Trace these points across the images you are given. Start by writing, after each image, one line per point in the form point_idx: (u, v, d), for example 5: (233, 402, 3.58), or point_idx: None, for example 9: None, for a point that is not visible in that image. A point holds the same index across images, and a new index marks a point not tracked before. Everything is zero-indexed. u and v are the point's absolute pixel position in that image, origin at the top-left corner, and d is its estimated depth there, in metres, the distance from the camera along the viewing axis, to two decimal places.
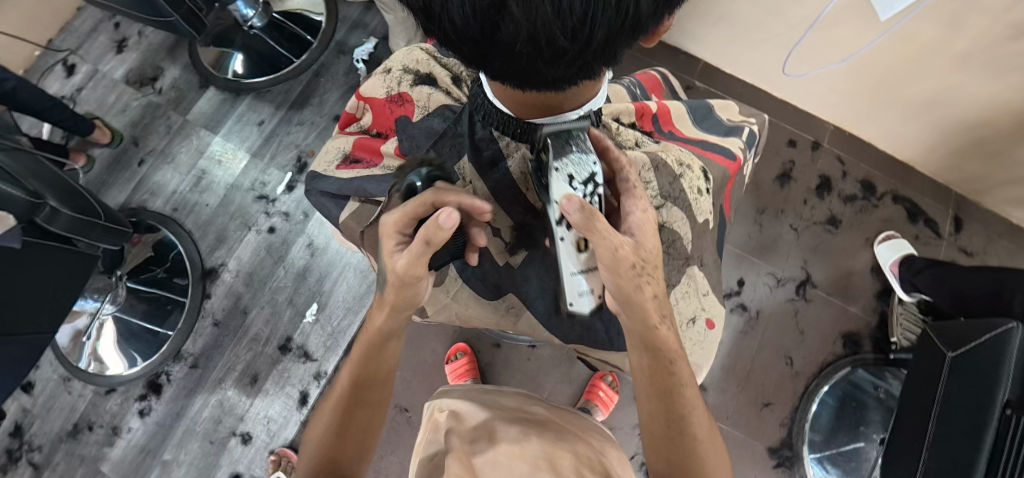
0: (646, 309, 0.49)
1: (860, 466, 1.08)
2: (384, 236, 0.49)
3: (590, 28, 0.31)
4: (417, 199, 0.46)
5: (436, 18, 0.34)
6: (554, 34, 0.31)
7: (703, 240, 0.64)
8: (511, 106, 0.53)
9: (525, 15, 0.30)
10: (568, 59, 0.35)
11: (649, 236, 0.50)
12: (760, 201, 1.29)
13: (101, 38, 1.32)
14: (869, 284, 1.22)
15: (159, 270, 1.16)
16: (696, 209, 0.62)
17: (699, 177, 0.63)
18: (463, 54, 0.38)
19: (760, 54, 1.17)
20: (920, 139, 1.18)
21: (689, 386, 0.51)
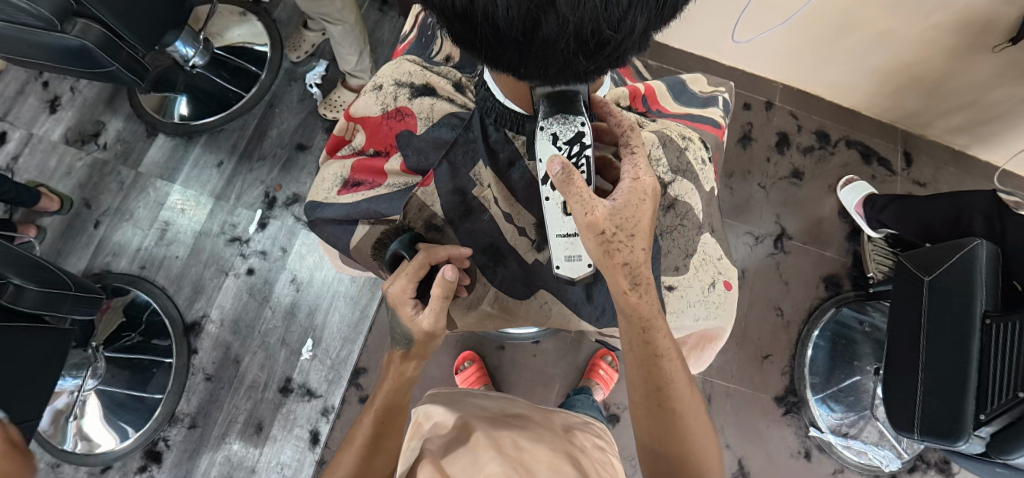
0: (616, 275, 0.50)
1: (860, 399, 1.14)
2: (398, 308, 0.53)
3: (632, 18, 0.32)
4: (415, 263, 0.51)
5: (475, 24, 0.33)
6: (600, 26, 0.32)
7: (712, 208, 0.67)
8: (521, 104, 0.55)
9: (575, 12, 0.30)
10: (608, 51, 0.35)
11: (632, 204, 0.49)
12: (728, 166, 1.34)
13: (30, 100, 1.24)
14: (839, 227, 1.29)
15: (135, 334, 1.11)
16: (703, 179, 0.65)
17: (700, 147, 0.67)
18: (495, 58, 0.38)
19: (706, 25, 1.21)
20: (864, 86, 1.26)
21: (670, 357, 0.52)
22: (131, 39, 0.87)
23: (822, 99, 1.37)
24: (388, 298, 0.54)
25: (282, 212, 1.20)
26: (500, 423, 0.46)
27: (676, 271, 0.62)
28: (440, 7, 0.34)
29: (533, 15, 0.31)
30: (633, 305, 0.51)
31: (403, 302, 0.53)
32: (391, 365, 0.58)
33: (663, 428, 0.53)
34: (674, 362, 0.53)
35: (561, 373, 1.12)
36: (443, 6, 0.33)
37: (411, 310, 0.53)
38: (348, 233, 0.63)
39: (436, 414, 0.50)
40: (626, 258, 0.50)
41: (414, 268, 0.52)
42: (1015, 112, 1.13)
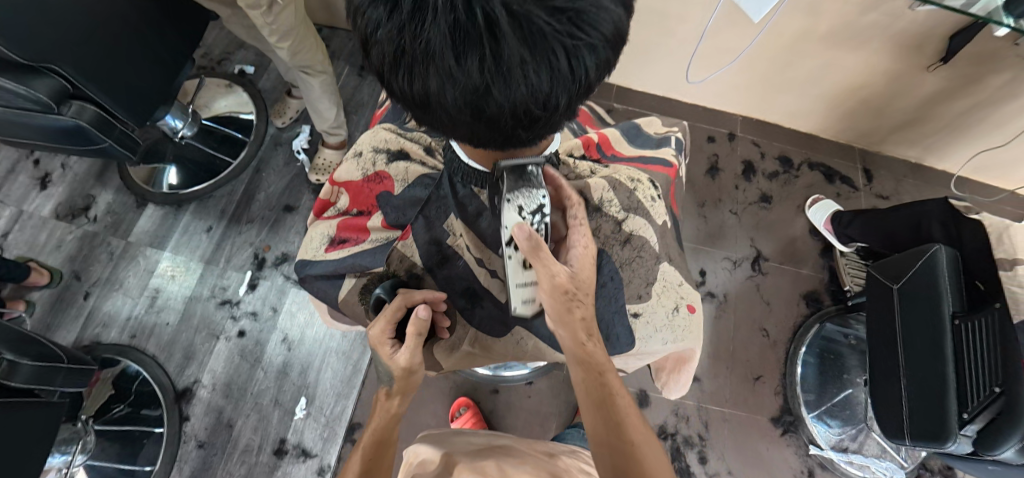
0: (574, 330, 0.55)
1: (855, 412, 1.16)
2: (378, 348, 0.56)
3: (555, 99, 0.39)
4: (392, 305, 0.54)
5: (432, 110, 0.41)
6: (530, 108, 0.39)
7: (667, 239, 0.71)
8: (481, 162, 0.58)
9: (507, 98, 0.37)
10: (543, 123, 0.42)
11: (585, 268, 0.57)
12: (698, 195, 1.40)
13: (22, 178, 1.27)
14: (811, 245, 1.35)
15: (123, 405, 1.10)
16: (654, 214, 0.69)
17: (649, 187, 0.71)
18: (454, 133, 0.45)
19: (662, 69, 1.31)
20: (815, 112, 1.36)
21: (621, 395, 0.55)
22: (124, 117, 0.92)
23: (780, 127, 1.46)
24: (369, 339, 0.56)
25: (272, 272, 1.23)
26: (487, 456, 0.48)
27: (639, 299, 0.66)
28: (403, 98, 0.42)
29: (475, 102, 0.38)
30: (589, 354, 0.56)
31: (382, 344, 0.56)
32: (378, 404, 0.59)
33: (622, 462, 0.50)
34: (620, 393, 0.55)
35: (557, 412, 1.12)
36: (405, 97, 0.41)
37: (392, 351, 0.56)
38: (336, 287, 0.65)
39: (427, 456, 0.52)
40: (583, 314, 0.55)
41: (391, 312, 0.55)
42: (956, 123, 1.23)
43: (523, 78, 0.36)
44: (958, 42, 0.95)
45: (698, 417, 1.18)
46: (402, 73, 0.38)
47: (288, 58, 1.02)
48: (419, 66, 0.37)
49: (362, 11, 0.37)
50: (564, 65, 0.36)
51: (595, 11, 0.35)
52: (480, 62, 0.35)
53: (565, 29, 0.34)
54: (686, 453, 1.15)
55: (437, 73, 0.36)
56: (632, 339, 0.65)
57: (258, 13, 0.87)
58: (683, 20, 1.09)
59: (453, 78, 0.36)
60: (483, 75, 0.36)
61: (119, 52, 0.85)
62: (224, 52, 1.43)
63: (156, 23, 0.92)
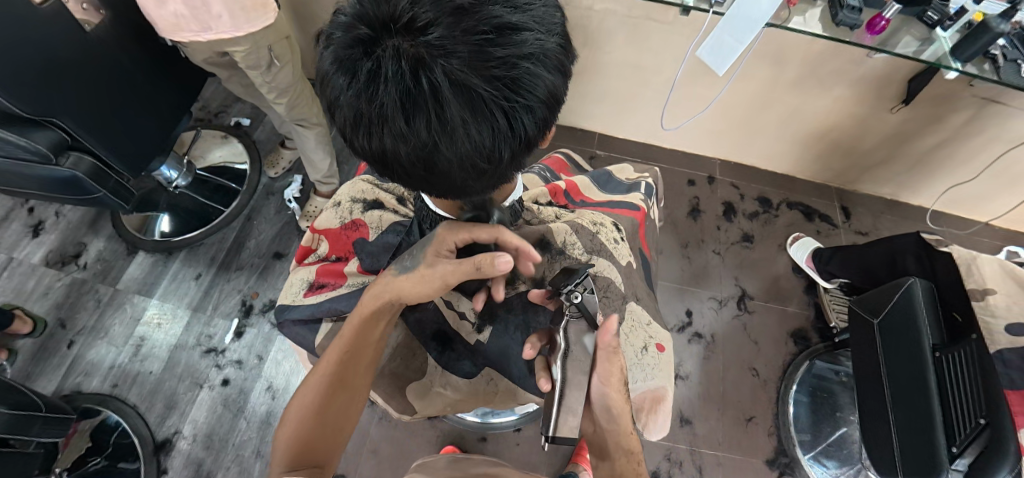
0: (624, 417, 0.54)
1: (851, 452, 1.15)
2: (436, 247, 0.56)
3: (500, 155, 0.41)
4: (484, 228, 0.55)
5: (390, 166, 0.44)
6: (476, 163, 0.41)
7: (633, 279, 0.73)
8: (448, 209, 0.60)
9: (454, 154, 0.40)
10: (494, 177, 0.45)
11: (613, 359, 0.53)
12: (681, 236, 1.43)
13: (15, 225, 1.29)
14: (795, 283, 1.37)
15: (99, 459, 1.06)
16: (618, 255, 0.71)
17: (612, 230, 0.74)
18: (415, 185, 0.48)
19: (640, 117, 1.38)
20: (788, 155, 1.42)
21: None
22: (120, 168, 0.95)
23: (756, 169, 1.52)
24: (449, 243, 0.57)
25: (258, 319, 1.22)
26: None
27: None
28: (365, 154, 0.45)
29: (426, 158, 0.41)
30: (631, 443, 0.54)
31: (443, 247, 0.56)
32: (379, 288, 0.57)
33: None
34: (633, 468, 0.52)
35: (546, 460, 1.09)
36: (367, 155, 0.44)
37: (439, 262, 0.54)
38: (313, 332, 0.67)
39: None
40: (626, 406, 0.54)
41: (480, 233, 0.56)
42: (923, 161, 1.29)
43: (468, 136, 0.39)
44: (916, 85, 1.02)
45: (691, 461, 1.15)
46: (361, 134, 0.42)
47: (285, 111, 1.07)
48: (375, 128, 0.40)
49: (328, 80, 0.42)
50: (505, 125, 0.39)
51: (530, 77, 0.38)
52: (427, 123, 0.38)
53: (503, 93, 0.38)
54: None
55: (391, 133, 0.40)
56: None
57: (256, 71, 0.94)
58: (658, 71, 1.16)
59: (405, 138, 0.40)
60: (431, 134, 0.39)
61: (119, 107, 0.90)
62: (222, 105, 1.50)
63: (156, 80, 0.97)
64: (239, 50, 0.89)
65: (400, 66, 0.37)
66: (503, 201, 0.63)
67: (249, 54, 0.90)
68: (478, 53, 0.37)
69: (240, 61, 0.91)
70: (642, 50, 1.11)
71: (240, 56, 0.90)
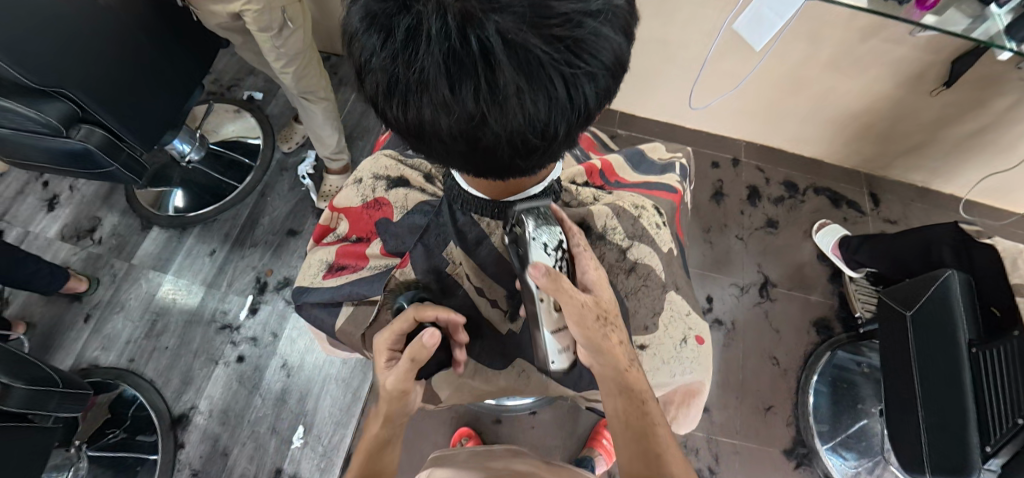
0: (615, 355, 0.52)
1: (871, 444, 1.12)
2: (378, 357, 0.55)
3: (554, 128, 0.38)
4: (400, 318, 0.54)
5: (427, 139, 0.41)
6: (527, 136, 0.38)
7: (673, 267, 0.69)
8: (482, 189, 0.58)
9: (503, 127, 0.37)
10: (541, 153, 0.42)
11: (606, 290, 0.55)
12: (704, 221, 1.39)
13: (30, 199, 1.29)
14: (819, 271, 1.33)
15: (118, 430, 1.07)
16: (660, 241, 0.67)
17: (653, 214, 0.69)
18: (452, 161, 0.45)
19: (665, 96, 1.33)
20: (819, 138, 1.35)
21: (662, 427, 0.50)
22: (131, 141, 0.93)
23: (782, 152, 1.46)
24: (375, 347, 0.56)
25: (273, 296, 1.22)
26: None
27: (645, 330, 0.65)
28: (398, 125, 0.42)
29: (471, 130, 0.38)
30: (631, 380, 0.52)
31: (384, 346, 0.54)
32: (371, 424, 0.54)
33: None
34: (636, 407, 0.51)
35: (560, 444, 1.09)
36: (401, 125, 0.41)
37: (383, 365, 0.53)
38: (333, 315, 0.65)
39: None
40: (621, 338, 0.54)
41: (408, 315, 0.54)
42: (959, 148, 1.22)
43: (520, 107, 0.36)
44: (960, 66, 0.95)
45: (707, 449, 1.14)
46: (397, 103, 0.38)
47: (290, 81, 1.03)
48: (414, 95, 0.37)
49: (357, 39, 0.38)
50: (562, 94, 0.36)
51: (594, 38, 0.35)
52: (474, 91, 0.35)
53: (564, 56, 0.34)
54: None
55: (431, 102, 0.36)
56: None
57: (266, 36, 0.90)
58: (685, 47, 1.10)
59: (448, 108, 0.36)
60: (478, 105, 0.36)
61: (130, 79, 0.87)
62: (235, 78, 1.46)
63: (169, 52, 0.95)
64: (251, 8, 0.84)
65: (445, 23, 0.33)
66: (542, 180, 0.59)
67: (258, 21, 0.86)
68: (538, 8, 0.33)
69: (252, 21, 0.86)
70: (670, 24, 1.06)
71: (251, 17, 0.86)
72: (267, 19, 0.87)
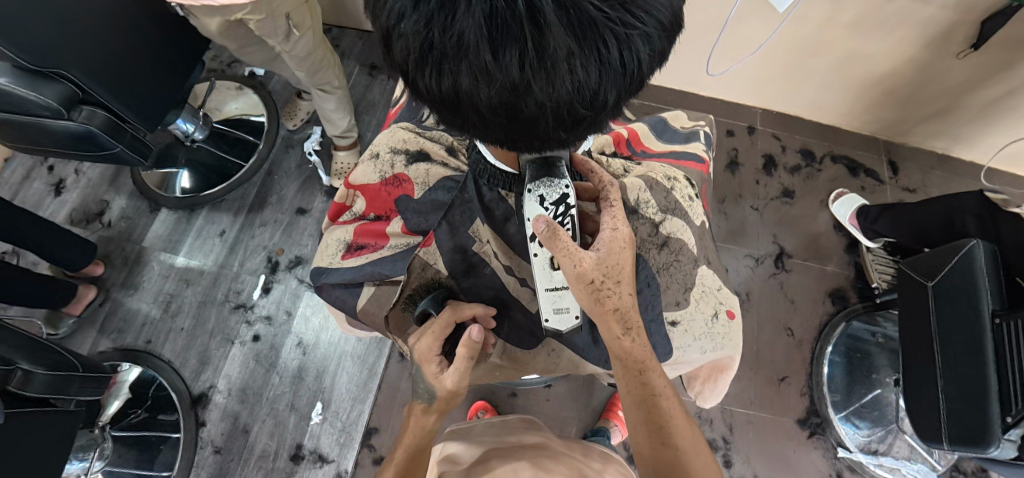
0: (608, 322, 0.51)
1: (885, 413, 1.11)
2: (425, 364, 0.54)
3: (603, 97, 0.37)
4: (443, 323, 0.53)
5: (462, 111, 0.39)
6: (574, 106, 0.36)
7: (704, 240, 0.68)
8: (509, 164, 0.56)
9: (550, 96, 0.35)
10: (584, 125, 0.40)
11: (615, 253, 0.51)
12: (718, 192, 1.36)
13: (37, 184, 1.28)
14: (836, 241, 1.30)
15: (140, 410, 1.09)
16: (693, 214, 0.67)
17: (685, 186, 0.69)
18: (486, 136, 0.42)
19: (680, 62, 1.28)
20: (841, 105, 1.31)
21: (664, 395, 0.53)
22: (134, 121, 0.90)
23: (799, 119, 1.42)
24: (413, 355, 0.55)
25: (286, 275, 1.22)
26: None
27: (677, 306, 0.62)
28: (428, 96, 0.39)
29: (514, 100, 0.36)
30: (626, 349, 0.52)
31: (431, 353, 0.53)
32: (412, 416, 0.56)
33: (661, 459, 0.52)
34: (636, 378, 0.52)
35: (576, 416, 1.10)
36: (431, 97, 0.39)
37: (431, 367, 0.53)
38: (355, 296, 0.63)
39: (454, 456, 0.58)
40: (615, 305, 0.51)
41: (453, 320, 0.53)
42: (985, 114, 1.17)
43: (570, 72, 0.34)
44: (990, 27, 0.90)
45: (721, 419, 1.15)
46: (431, 72, 0.36)
47: (299, 75, 1.02)
48: (450, 62, 0.34)
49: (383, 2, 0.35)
50: (614, 58, 0.34)
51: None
52: (520, 56, 0.33)
53: (618, 15, 0.33)
54: None
55: (471, 69, 0.34)
56: (669, 348, 0.62)
57: (276, 40, 0.88)
58: (702, 10, 1.05)
59: (489, 75, 0.34)
60: (524, 72, 0.34)
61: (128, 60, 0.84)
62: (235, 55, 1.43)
63: (165, 30, 0.91)
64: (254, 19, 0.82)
65: None
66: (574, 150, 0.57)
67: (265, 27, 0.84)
68: None
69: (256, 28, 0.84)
70: None
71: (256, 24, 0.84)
72: (272, 28, 0.85)
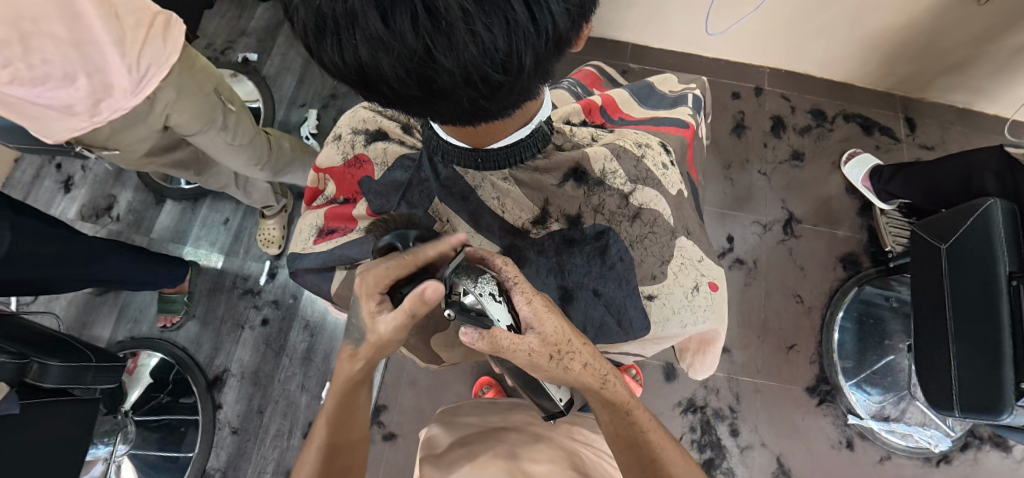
0: (584, 379, 0.49)
1: (897, 379, 1.09)
2: (363, 301, 0.44)
3: (517, 58, 0.35)
4: (402, 261, 0.41)
5: (373, 84, 0.38)
6: (486, 71, 0.35)
7: (684, 210, 0.66)
8: (460, 138, 0.54)
9: (456, 62, 0.33)
10: (505, 90, 0.38)
11: (547, 320, 0.46)
12: (724, 157, 1.32)
13: (47, 182, 1.31)
14: (848, 204, 1.26)
15: (162, 394, 1.13)
16: (668, 183, 0.65)
17: (661, 153, 0.66)
18: (409, 109, 0.41)
19: (680, 22, 1.22)
20: (849, 59, 1.24)
21: (655, 432, 0.50)
22: None
23: (809, 77, 1.35)
24: (355, 289, 0.44)
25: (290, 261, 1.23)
26: None
27: (653, 280, 0.62)
28: (338, 71, 0.38)
29: (421, 70, 0.34)
30: (610, 396, 0.50)
31: (376, 288, 0.43)
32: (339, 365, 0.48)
33: None
34: (621, 418, 0.50)
35: None
36: (341, 71, 0.38)
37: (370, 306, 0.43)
38: (327, 280, 0.66)
39: (444, 440, 0.59)
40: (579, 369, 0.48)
41: (415, 264, 0.41)
42: (1007, 63, 1.10)
43: (471, 36, 0.32)
44: None
45: (728, 389, 1.14)
46: (330, 44, 0.35)
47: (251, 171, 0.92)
48: (346, 32, 0.33)
49: None
50: (521, 16, 0.32)
51: None
52: (413, 21, 0.31)
53: None
54: (716, 426, 1.11)
55: (367, 39, 0.33)
56: (646, 323, 0.62)
57: (215, 125, 0.77)
58: None
59: (386, 45, 0.33)
60: (420, 37, 0.32)
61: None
62: (227, 41, 1.41)
63: None
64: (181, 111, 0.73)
65: None
66: (530, 122, 0.55)
67: (192, 120, 0.74)
68: None
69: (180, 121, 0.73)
70: None
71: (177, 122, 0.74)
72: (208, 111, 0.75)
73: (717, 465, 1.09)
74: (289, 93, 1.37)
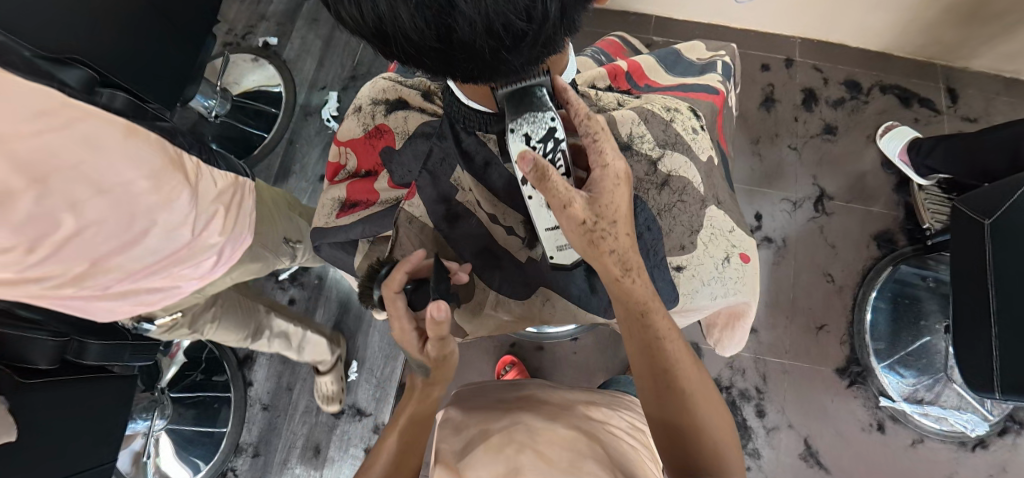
0: (606, 264, 0.49)
1: (933, 361, 1.04)
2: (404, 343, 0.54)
3: (542, 4, 0.34)
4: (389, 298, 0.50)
5: (391, 38, 0.37)
6: (509, 19, 0.34)
7: (713, 179, 0.64)
8: (483, 103, 0.54)
9: (478, 9, 0.33)
10: (528, 41, 0.37)
11: (608, 189, 0.48)
12: (752, 131, 1.27)
13: None
14: (884, 180, 1.20)
15: (196, 372, 1.16)
16: (697, 148, 0.63)
17: (690, 117, 0.65)
18: (430, 66, 0.41)
19: None
20: (889, 25, 1.16)
21: (672, 341, 0.51)
22: None
23: (843, 46, 1.28)
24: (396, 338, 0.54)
25: None
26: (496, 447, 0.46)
27: (682, 250, 0.60)
28: (356, 25, 0.37)
29: (441, 18, 0.33)
30: (627, 291, 0.50)
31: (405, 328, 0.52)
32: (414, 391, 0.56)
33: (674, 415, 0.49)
34: (638, 321, 0.51)
35: (605, 368, 1.10)
36: (359, 26, 0.37)
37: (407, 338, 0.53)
38: (350, 255, 0.65)
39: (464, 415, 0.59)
40: (613, 246, 0.49)
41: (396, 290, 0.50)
42: None
43: None
44: None
45: (754, 369, 1.12)
46: None
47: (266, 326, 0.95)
48: None
49: None
50: None
51: None
52: None
53: None
54: (742, 407, 1.10)
55: None
56: (675, 294, 0.60)
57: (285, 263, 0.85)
58: None
59: None
60: None
61: (135, 61, 0.68)
62: (248, 26, 1.41)
63: None
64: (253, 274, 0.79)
65: None
66: None
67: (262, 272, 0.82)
68: None
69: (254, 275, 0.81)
70: None
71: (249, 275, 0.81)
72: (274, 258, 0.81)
73: (742, 445, 1.08)
74: (309, 75, 1.37)
